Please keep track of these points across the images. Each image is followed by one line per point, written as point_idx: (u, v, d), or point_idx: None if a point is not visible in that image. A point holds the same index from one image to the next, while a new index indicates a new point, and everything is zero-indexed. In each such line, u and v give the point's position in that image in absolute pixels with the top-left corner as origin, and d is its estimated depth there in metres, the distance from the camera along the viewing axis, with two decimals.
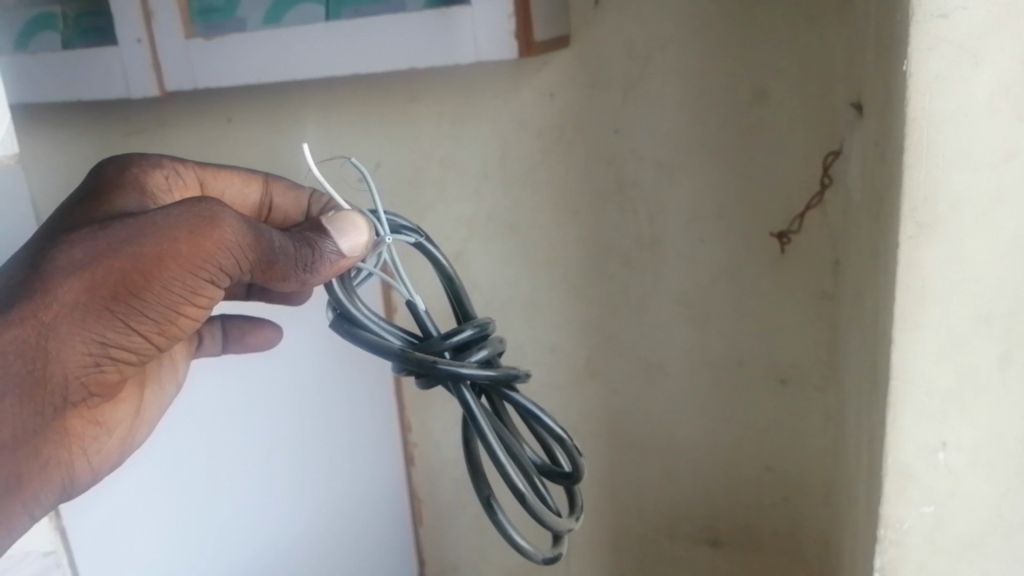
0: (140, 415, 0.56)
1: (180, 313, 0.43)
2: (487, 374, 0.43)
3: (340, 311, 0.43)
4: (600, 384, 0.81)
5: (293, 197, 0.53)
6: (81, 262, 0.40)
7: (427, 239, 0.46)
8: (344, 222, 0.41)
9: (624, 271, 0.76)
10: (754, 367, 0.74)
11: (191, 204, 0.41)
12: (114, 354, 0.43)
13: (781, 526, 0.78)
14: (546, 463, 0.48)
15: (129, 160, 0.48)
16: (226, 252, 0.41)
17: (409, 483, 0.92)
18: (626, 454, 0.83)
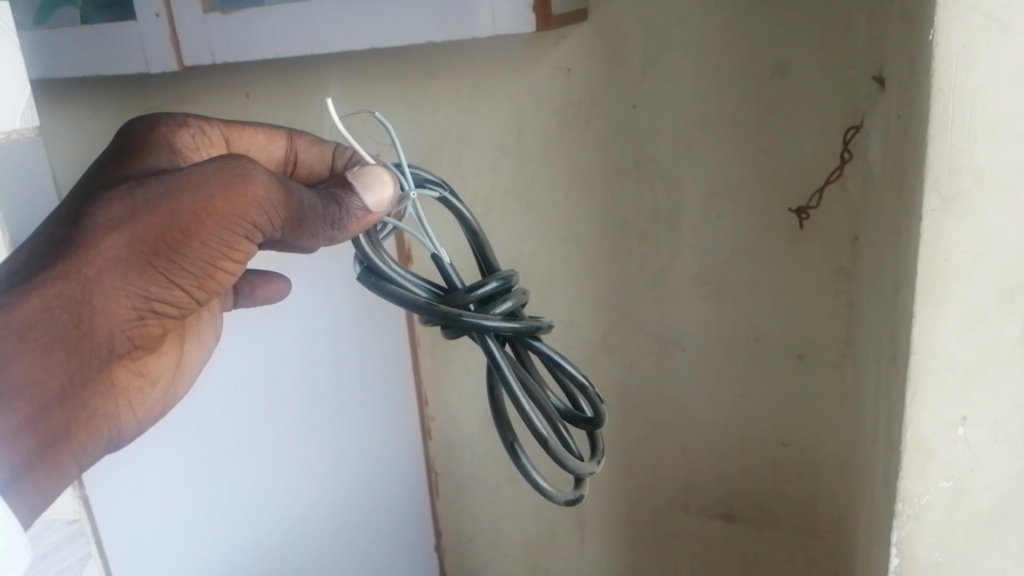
0: (180, 368, 0.56)
1: (219, 267, 0.43)
2: (510, 326, 0.43)
3: (366, 264, 0.43)
4: (617, 359, 0.82)
5: (318, 152, 0.52)
6: (121, 217, 0.40)
7: (451, 193, 0.46)
8: (370, 177, 0.42)
9: (641, 246, 0.76)
10: (771, 344, 0.74)
11: (224, 162, 0.41)
12: (156, 308, 0.43)
13: (796, 505, 0.78)
14: (569, 408, 0.48)
15: (155, 120, 0.47)
16: (260, 209, 0.41)
17: (425, 456, 0.96)
18: (643, 427, 0.83)
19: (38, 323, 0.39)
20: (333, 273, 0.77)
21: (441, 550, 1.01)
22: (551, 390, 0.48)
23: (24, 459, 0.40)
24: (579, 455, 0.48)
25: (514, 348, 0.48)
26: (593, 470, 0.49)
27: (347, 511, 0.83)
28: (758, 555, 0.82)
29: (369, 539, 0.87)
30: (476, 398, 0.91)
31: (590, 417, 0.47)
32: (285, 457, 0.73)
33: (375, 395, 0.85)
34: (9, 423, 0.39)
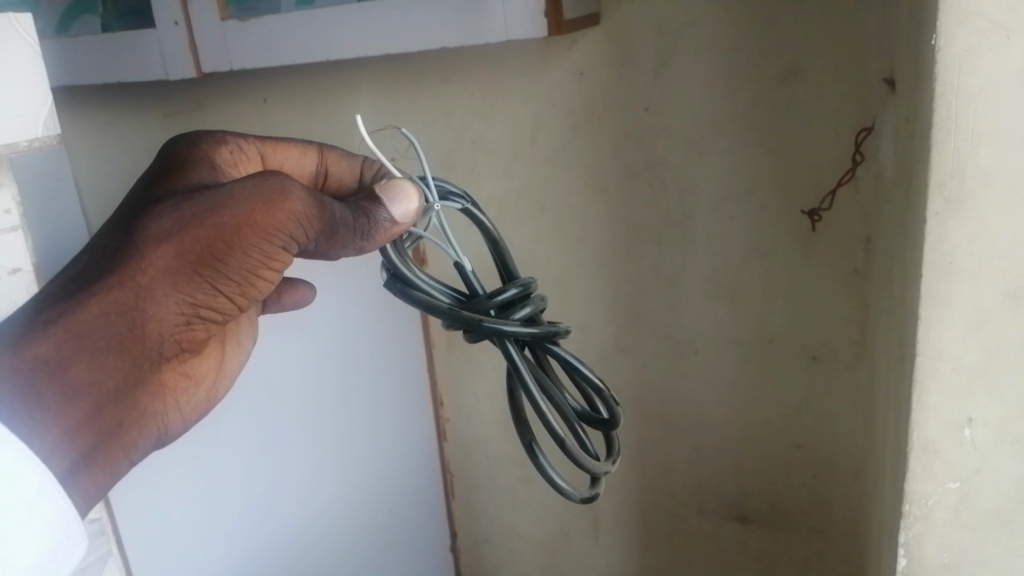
0: (223, 368, 0.57)
1: (259, 275, 0.45)
2: (529, 331, 0.44)
3: (393, 273, 0.44)
4: (631, 361, 0.82)
5: (347, 166, 0.53)
6: (170, 230, 0.41)
7: (473, 204, 0.46)
8: (395, 190, 0.44)
9: (655, 249, 0.76)
10: (785, 345, 0.74)
11: (263, 178, 0.42)
12: (203, 313, 0.44)
13: (809, 506, 0.78)
14: (585, 410, 0.48)
15: (197, 137, 0.49)
16: (297, 222, 0.42)
17: (441, 457, 0.97)
18: (657, 428, 0.83)
19: (94, 330, 0.40)
20: (349, 275, 0.78)
21: (456, 551, 1.01)
22: (567, 391, 0.47)
23: (83, 457, 0.41)
24: (595, 453, 0.49)
25: (532, 352, 0.48)
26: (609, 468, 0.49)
27: (366, 513, 0.84)
28: (772, 555, 0.82)
29: (387, 539, 0.88)
30: (490, 399, 0.91)
31: (605, 418, 0.47)
32: (302, 458, 0.74)
33: (392, 394, 0.86)
34: (69, 423, 0.40)
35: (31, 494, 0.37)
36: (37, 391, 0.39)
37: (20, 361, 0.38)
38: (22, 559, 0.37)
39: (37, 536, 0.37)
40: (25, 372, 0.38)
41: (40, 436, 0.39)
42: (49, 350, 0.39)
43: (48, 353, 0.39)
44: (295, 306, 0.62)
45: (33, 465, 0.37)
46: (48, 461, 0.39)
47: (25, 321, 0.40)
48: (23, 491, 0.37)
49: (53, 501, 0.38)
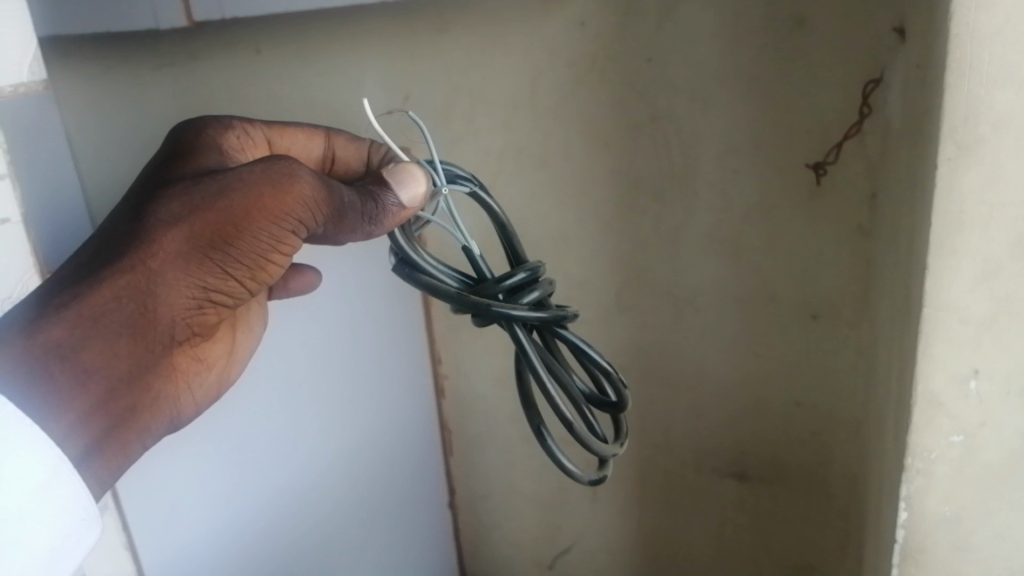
0: (233, 353, 0.61)
1: (266, 259, 0.48)
2: (536, 315, 0.47)
3: (401, 256, 0.47)
4: (631, 317, 0.81)
5: (353, 150, 0.58)
6: (181, 215, 0.45)
7: (481, 189, 0.50)
8: (401, 174, 0.47)
9: (656, 204, 0.75)
10: (786, 302, 0.74)
11: (271, 164, 0.46)
12: (213, 295, 0.48)
13: (808, 463, 0.78)
14: (594, 393, 0.51)
15: (206, 125, 0.53)
16: (304, 206, 0.46)
17: (439, 415, 0.96)
18: (656, 385, 0.83)
19: (108, 312, 0.44)
20: None
21: (454, 507, 1.02)
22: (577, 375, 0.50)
23: (96, 434, 0.45)
24: (603, 436, 0.52)
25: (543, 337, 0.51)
26: (615, 452, 0.52)
27: (359, 473, 0.83)
28: (769, 510, 0.83)
29: (383, 496, 0.88)
30: (489, 356, 0.91)
31: (614, 400, 0.50)
32: (300, 415, 0.73)
33: (390, 350, 0.85)
34: (83, 403, 0.43)
35: (45, 477, 0.40)
36: (53, 371, 0.42)
37: (38, 342, 0.42)
38: (38, 541, 0.40)
39: (50, 518, 0.41)
40: (43, 353, 0.42)
41: (54, 415, 0.42)
42: (62, 334, 0.42)
43: (64, 335, 0.42)
44: (301, 291, 0.64)
45: (49, 449, 0.40)
46: (62, 439, 0.42)
47: (42, 305, 0.43)
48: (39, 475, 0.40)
49: (67, 483, 0.41)
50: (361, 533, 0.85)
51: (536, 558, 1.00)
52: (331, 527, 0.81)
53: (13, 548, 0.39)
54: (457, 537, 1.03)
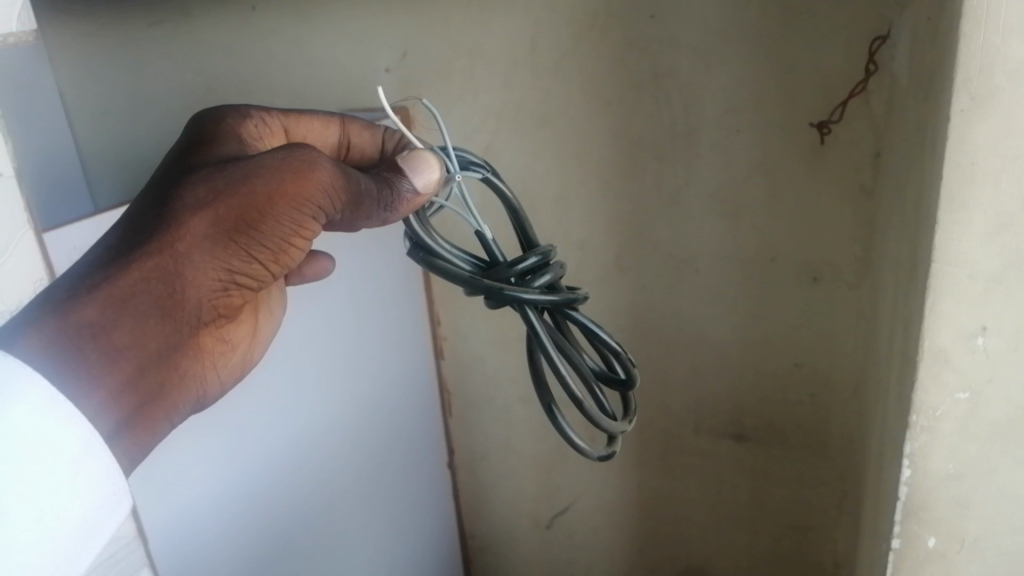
0: (253, 338, 0.60)
1: (290, 244, 0.48)
2: (549, 299, 0.47)
3: (416, 241, 0.48)
4: (631, 278, 0.81)
5: (368, 136, 0.56)
6: (204, 200, 0.45)
7: (493, 173, 0.50)
8: (416, 161, 0.47)
9: (658, 164, 0.74)
10: (787, 263, 0.73)
11: (291, 151, 0.46)
12: (239, 280, 0.48)
13: (807, 423, 0.79)
14: (603, 370, 0.52)
15: (226, 115, 0.52)
16: (324, 193, 0.46)
17: (439, 376, 0.96)
18: (655, 347, 0.83)
19: (135, 293, 0.44)
20: None
21: (453, 468, 1.02)
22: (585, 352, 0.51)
23: (124, 413, 0.45)
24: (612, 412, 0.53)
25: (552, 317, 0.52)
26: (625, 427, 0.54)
27: (367, 435, 0.83)
28: (767, 470, 0.83)
29: (388, 458, 0.88)
30: (487, 317, 0.90)
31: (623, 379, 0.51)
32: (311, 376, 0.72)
33: (391, 311, 0.84)
34: (111, 381, 0.44)
35: (78, 452, 0.41)
36: (82, 350, 0.42)
37: (69, 322, 0.42)
38: (74, 510, 0.41)
39: (83, 489, 0.42)
40: (73, 332, 0.42)
41: (84, 394, 0.42)
42: (93, 314, 0.42)
43: (94, 315, 0.42)
44: (315, 276, 0.64)
45: (83, 426, 0.41)
46: (93, 417, 0.43)
47: (71, 286, 0.43)
48: (72, 450, 0.41)
49: (102, 458, 0.42)
50: (363, 497, 0.84)
51: (534, 518, 1.01)
52: (336, 491, 0.80)
53: (50, 517, 0.41)
54: (456, 497, 1.04)
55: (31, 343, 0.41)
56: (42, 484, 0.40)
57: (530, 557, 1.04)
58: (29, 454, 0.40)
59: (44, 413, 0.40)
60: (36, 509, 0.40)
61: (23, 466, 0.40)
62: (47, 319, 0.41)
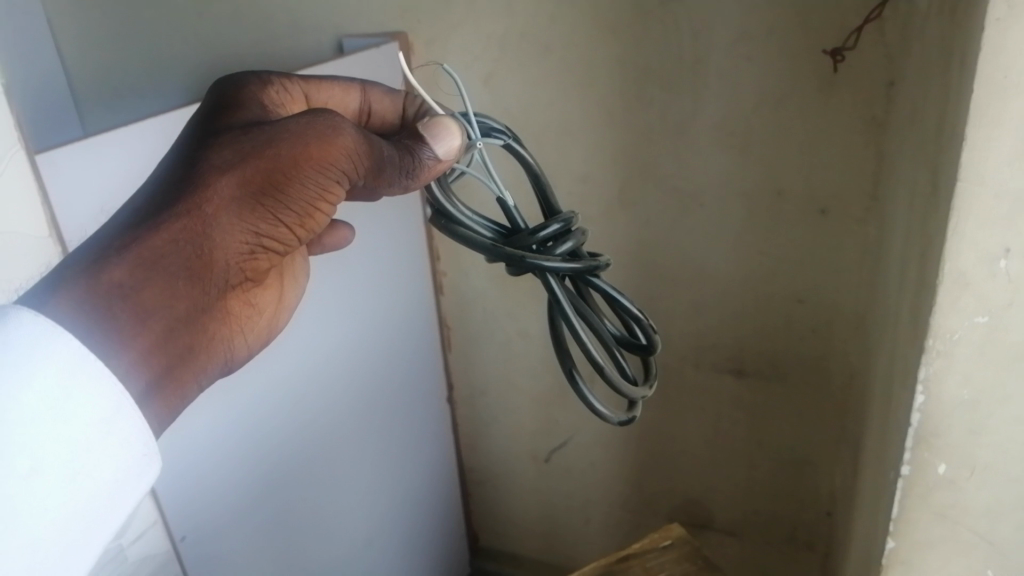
0: (280, 304, 0.53)
1: (318, 208, 0.44)
2: (571, 266, 0.45)
3: (436, 208, 0.46)
4: (633, 212, 0.80)
5: (391, 103, 0.50)
6: (232, 159, 0.40)
7: (515, 140, 0.47)
8: (436, 127, 0.44)
9: (664, 94, 0.73)
10: (793, 197, 0.72)
11: (314, 115, 0.42)
12: (264, 246, 0.43)
13: (807, 359, 0.79)
14: (625, 334, 0.50)
15: (241, 77, 0.46)
16: (348, 159, 0.42)
17: (438, 312, 0.95)
18: (656, 282, 0.82)
19: (164, 254, 0.39)
20: None
21: (452, 403, 1.02)
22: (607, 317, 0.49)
23: (156, 384, 0.39)
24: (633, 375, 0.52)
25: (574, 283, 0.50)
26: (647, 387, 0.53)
27: (369, 369, 0.83)
28: (766, 406, 0.83)
29: (388, 388, 0.88)
30: None
31: (643, 344, 0.50)
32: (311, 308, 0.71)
33: (391, 243, 0.83)
34: (146, 348, 0.38)
35: (108, 411, 0.36)
36: (114, 314, 0.37)
37: (96, 285, 0.36)
38: (98, 475, 0.36)
39: (111, 455, 0.36)
40: (102, 296, 0.36)
41: (118, 361, 0.37)
42: (124, 274, 0.37)
43: (123, 277, 0.37)
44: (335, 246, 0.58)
45: (112, 386, 0.36)
46: (127, 385, 0.37)
47: (93, 248, 0.37)
48: (98, 408, 0.35)
49: (131, 419, 0.37)
50: (363, 430, 0.84)
51: (532, 453, 1.01)
52: (335, 424, 0.79)
53: (72, 482, 0.35)
54: (454, 431, 1.04)
55: (56, 307, 0.36)
56: (63, 443, 0.35)
57: (527, 491, 1.04)
58: (47, 410, 0.35)
59: (65, 368, 0.35)
60: (56, 472, 0.35)
61: (41, 424, 0.34)
62: (71, 283, 0.36)
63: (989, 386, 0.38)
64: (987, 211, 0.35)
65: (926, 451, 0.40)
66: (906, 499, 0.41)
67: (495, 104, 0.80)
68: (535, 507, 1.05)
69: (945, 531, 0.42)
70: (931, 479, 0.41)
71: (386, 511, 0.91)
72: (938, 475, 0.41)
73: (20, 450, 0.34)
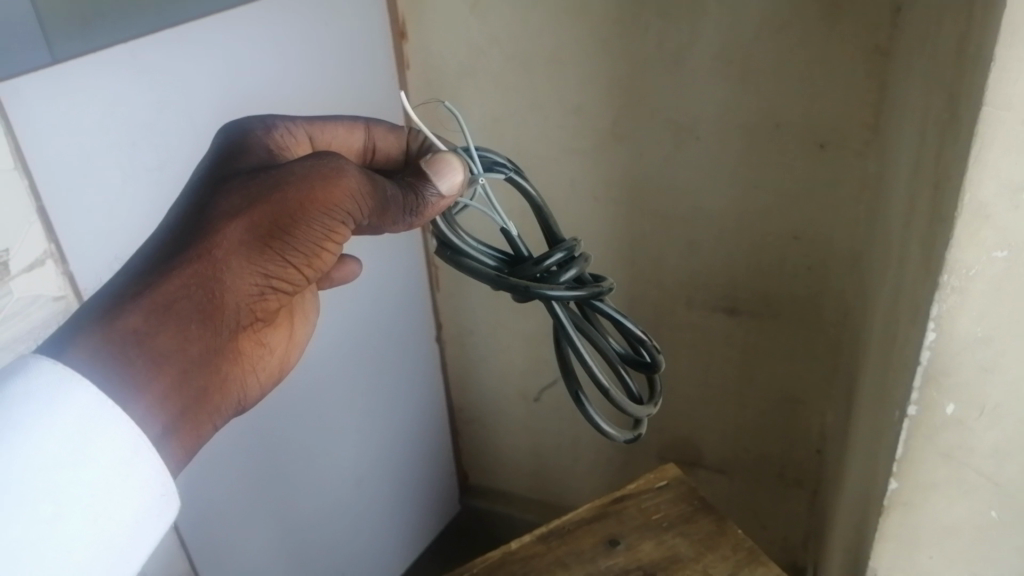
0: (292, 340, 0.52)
1: (326, 249, 0.43)
2: (575, 294, 0.45)
3: (442, 241, 0.45)
4: (626, 146, 0.77)
5: (395, 139, 0.50)
6: (239, 204, 0.40)
7: (517, 172, 0.47)
8: (439, 163, 0.43)
9: (660, 22, 0.70)
10: (792, 129, 0.70)
11: (317, 158, 0.41)
12: (275, 288, 0.43)
13: (801, 296, 0.77)
14: (628, 350, 0.49)
15: (246, 126, 0.46)
16: (352, 199, 0.41)
17: (425, 251, 0.93)
18: (648, 218, 0.80)
19: (178, 299, 0.39)
20: (324, 42, 0.70)
21: (440, 342, 1.01)
22: (611, 337, 0.49)
23: (172, 428, 0.39)
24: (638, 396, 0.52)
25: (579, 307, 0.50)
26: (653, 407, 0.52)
27: (360, 311, 0.82)
28: (758, 345, 0.82)
29: (378, 326, 0.86)
30: None
31: (646, 363, 0.49)
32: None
33: None
34: (162, 392, 0.38)
35: (126, 452, 0.36)
36: (130, 361, 0.37)
37: (111, 332, 0.37)
38: (117, 518, 0.36)
39: (129, 494, 0.36)
40: (117, 344, 0.37)
41: (136, 406, 0.37)
42: (137, 321, 0.38)
43: (138, 324, 0.38)
44: (342, 279, 0.56)
45: (128, 432, 0.36)
46: (146, 430, 0.37)
47: (108, 296, 0.38)
48: (111, 453, 0.36)
49: (149, 461, 0.37)
50: (351, 369, 0.83)
51: (522, 393, 1.00)
52: (321, 365, 0.78)
53: (92, 526, 0.36)
54: (443, 370, 1.03)
55: (75, 354, 0.36)
56: (82, 485, 0.35)
57: (517, 430, 1.04)
58: (60, 460, 0.35)
59: (78, 418, 0.35)
60: (77, 512, 0.35)
61: (55, 474, 0.35)
62: (87, 331, 0.37)
63: (1004, 325, 0.37)
64: (1011, 138, 0.33)
65: (935, 390, 0.39)
66: (912, 439, 0.40)
67: (484, 32, 0.77)
68: (525, 447, 1.05)
69: (950, 472, 0.41)
70: (938, 418, 0.40)
71: (374, 454, 0.91)
72: (946, 415, 0.39)
73: (41, 494, 0.35)
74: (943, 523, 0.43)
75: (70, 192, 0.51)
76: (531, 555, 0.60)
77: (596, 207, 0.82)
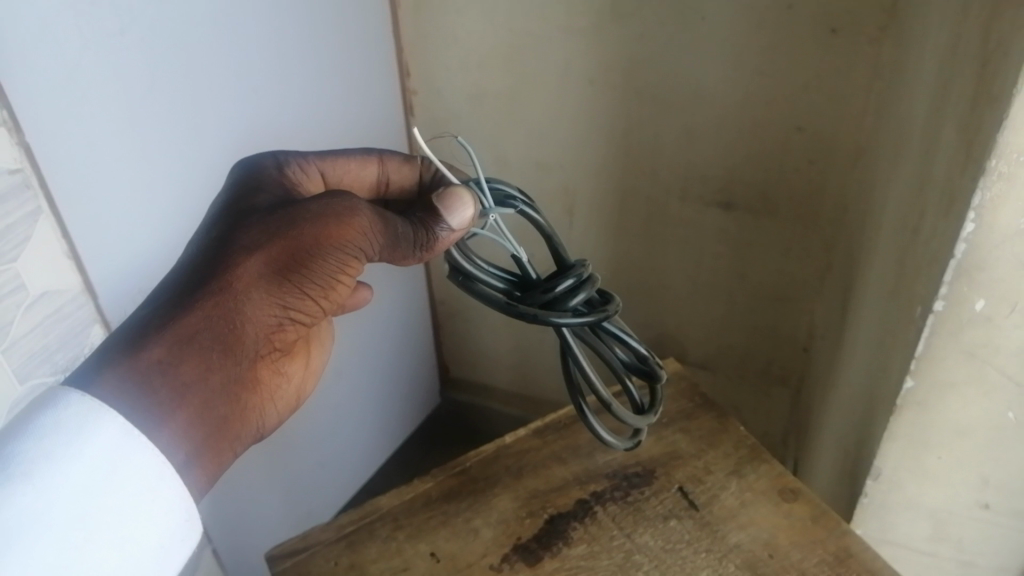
0: (310, 367, 0.50)
1: (341, 281, 0.42)
2: (584, 321, 0.43)
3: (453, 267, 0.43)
4: (627, 27, 0.72)
5: (409, 170, 0.48)
6: (258, 239, 0.39)
7: (529, 205, 0.43)
8: (449, 197, 0.41)
9: None
10: (804, 11, 0.65)
11: (330, 195, 0.40)
12: (294, 320, 0.42)
13: (800, 193, 0.75)
14: (633, 360, 0.48)
15: (258, 162, 0.45)
16: (364, 237, 0.40)
17: (407, 133, 0.89)
18: (647, 107, 0.76)
19: (200, 330, 0.38)
20: None
21: None
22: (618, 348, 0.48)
23: (195, 459, 0.38)
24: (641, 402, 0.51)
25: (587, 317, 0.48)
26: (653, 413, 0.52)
27: None
28: (753, 241, 0.80)
29: None
30: (462, 69, 0.82)
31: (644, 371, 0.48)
32: (261, 110, 0.65)
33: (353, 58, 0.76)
34: (187, 421, 0.37)
35: (153, 478, 0.35)
36: (155, 392, 0.36)
37: (136, 364, 0.36)
38: (143, 542, 0.35)
39: (157, 521, 0.35)
40: (141, 376, 0.36)
41: (162, 435, 0.36)
42: (161, 353, 0.37)
43: (162, 354, 0.37)
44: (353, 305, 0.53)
45: (152, 460, 0.35)
46: (170, 458, 0.36)
47: (130, 328, 0.37)
48: (137, 480, 0.35)
49: (175, 488, 0.36)
50: None
51: None
52: None
53: (118, 554, 0.34)
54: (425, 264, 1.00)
55: (101, 385, 0.35)
56: (109, 513, 0.34)
57: (500, 327, 1.02)
58: (82, 489, 0.34)
59: (102, 450, 0.34)
60: (108, 543, 0.34)
61: (75, 504, 0.34)
62: (112, 362, 0.36)
63: None
64: None
65: (966, 285, 0.37)
66: (935, 335, 0.39)
67: None
68: (509, 344, 1.04)
69: (970, 371, 0.40)
70: (966, 315, 0.38)
71: (361, 344, 0.90)
72: (974, 311, 0.38)
73: (68, 523, 0.33)
74: (956, 424, 0.42)
75: (25, 54, 0.46)
76: (527, 448, 0.59)
77: (592, 93, 0.77)
